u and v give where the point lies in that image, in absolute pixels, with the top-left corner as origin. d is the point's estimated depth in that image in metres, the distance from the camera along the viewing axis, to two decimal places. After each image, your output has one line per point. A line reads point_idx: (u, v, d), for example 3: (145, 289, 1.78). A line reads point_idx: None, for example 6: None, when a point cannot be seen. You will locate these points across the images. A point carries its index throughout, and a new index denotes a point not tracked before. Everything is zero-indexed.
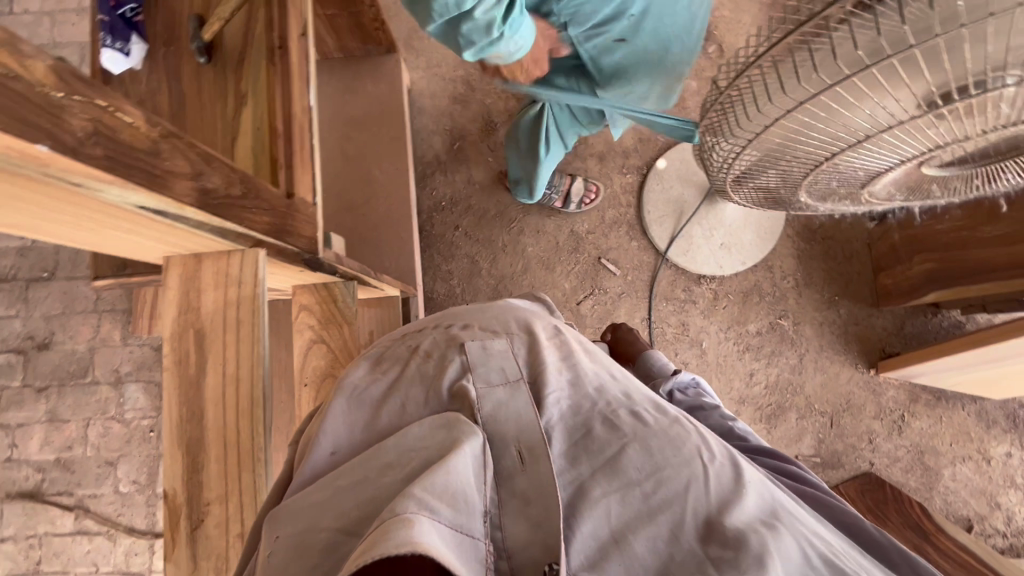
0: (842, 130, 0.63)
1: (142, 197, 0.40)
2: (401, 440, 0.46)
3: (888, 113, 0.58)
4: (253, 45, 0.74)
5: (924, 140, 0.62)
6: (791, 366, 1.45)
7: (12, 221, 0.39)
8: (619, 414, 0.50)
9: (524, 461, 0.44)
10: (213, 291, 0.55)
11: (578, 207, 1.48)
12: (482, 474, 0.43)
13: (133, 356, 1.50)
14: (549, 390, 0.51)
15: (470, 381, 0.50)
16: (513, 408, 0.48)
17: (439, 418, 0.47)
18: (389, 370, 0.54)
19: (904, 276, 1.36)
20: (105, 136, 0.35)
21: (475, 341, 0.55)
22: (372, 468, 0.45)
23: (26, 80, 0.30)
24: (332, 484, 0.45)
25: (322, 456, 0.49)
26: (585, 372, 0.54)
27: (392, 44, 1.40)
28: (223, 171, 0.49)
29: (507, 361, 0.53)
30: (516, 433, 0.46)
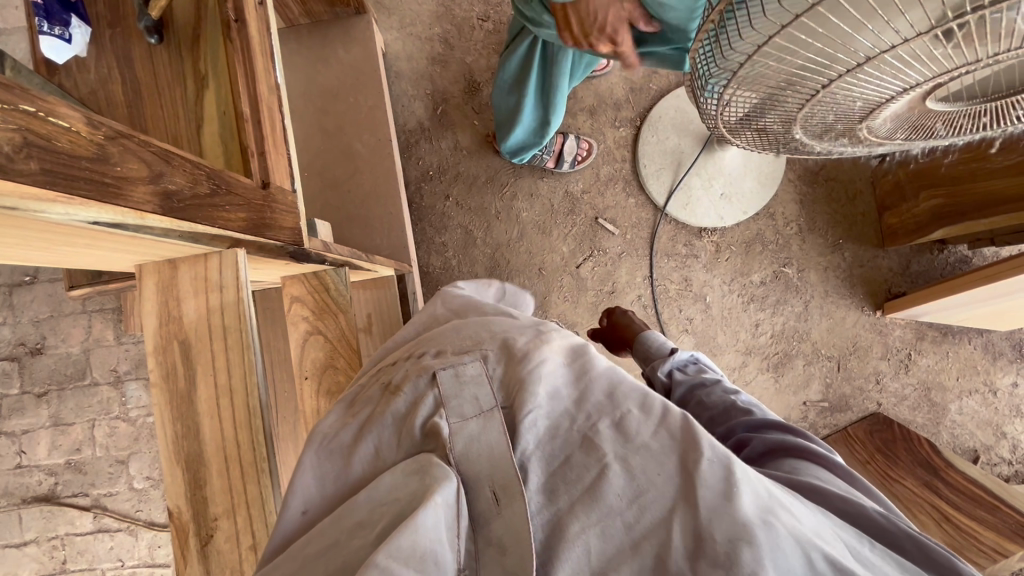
0: (841, 50, 0.54)
1: (88, 210, 0.35)
2: (373, 491, 0.41)
3: (894, 31, 0.50)
4: (208, 18, 0.68)
5: (931, 63, 0.53)
6: (797, 313, 1.44)
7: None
8: (599, 428, 0.43)
9: (499, 502, 0.39)
10: (195, 298, 0.51)
11: (572, 166, 1.43)
12: (455, 526, 0.38)
13: (130, 354, 1.47)
14: (527, 413, 0.43)
15: (444, 418, 0.43)
16: (488, 439, 0.42)
17: (412, 464, 0.42)
18: (362, 410, 0.48)
19: (908, 214, 1.33)
20: (39, 145, 0.31)
21: (446, 366, 0.47)
22: (342, 528, 0.40)
23: None
24: (301, 553, 0.40)
25: (293, 517, 0.44)
26: (563, 378, 0.46)
27: (361, 4, 1.30)
28: (186, 169, 0.44)
29: (483, 387, 0.45)
30: (489, 474, 0.40)
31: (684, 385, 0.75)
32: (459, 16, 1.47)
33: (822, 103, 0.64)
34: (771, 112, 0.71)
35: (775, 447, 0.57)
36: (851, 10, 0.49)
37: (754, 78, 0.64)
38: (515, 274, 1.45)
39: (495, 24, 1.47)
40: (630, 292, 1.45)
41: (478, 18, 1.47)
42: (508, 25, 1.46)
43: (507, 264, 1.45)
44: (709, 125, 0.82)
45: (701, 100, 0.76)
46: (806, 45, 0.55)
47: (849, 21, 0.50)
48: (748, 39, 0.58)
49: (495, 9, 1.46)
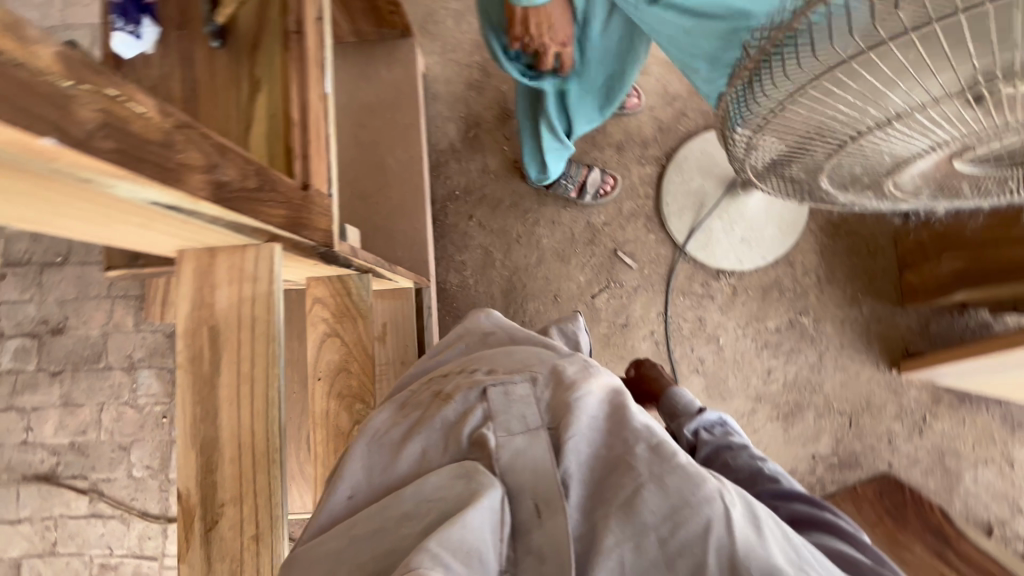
0: (872, 105, 0.56)
1: (150, 190, 0.38)
2: (419, 488, 0.42)
3: (925, 91, 0.51)
4: (268, 29, 0.72)
5: (959, 125, 0.54)
6: (810, 364, 1.42)
7: (23, 216, 0.37)
8: (636, 450, 0.42)
9: (541, 514, 0.40)
10: (228, 287, 0.53)
11: (593, 198, 1.45)
12: (498, 531, 0.39)
13: (146, 342, 1.50)
14: (570, 435, 0.43)
15: (491, 430, 0.44)
16: (532, 456, 0.43)
17: (456, 468, 0.42)
18: (412, 413, 0.48)
19: (930, 274, 1.33)
20: (116, 126, 0.33)
21: (496, 384, 0.47)
22: (388, 517, 0.41)
23: (32, 68, 0.28)
24: (347, 532, 0.41)
25: (339, 502, 0.44)
26: (602, 404, 0.46)
27: (407, 28, 1.36)
28: (239, 164, 0.47)
29: (530, 407, 0.46)
30: (532, 485, 0.41)
31: (705, 450, 0.71)
32: None
33: (850, 154, 0.65)
34: (800, 160, 0.73)
35: (801, 519, 0.56)
36: (883, 68, 0.51)
37: (786, 125, 0.66)
38: (530, 298, 1.46)
39: None
40: (643, 327, 1.45)
41: None
42: None
43: (523, 287, 1.47)
44: (737, 169, 0.84)
45: (731, 145, 0.79)
46: (840, 95, 0.57)
47: (881, 78, 0.52)
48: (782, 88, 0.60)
49: None
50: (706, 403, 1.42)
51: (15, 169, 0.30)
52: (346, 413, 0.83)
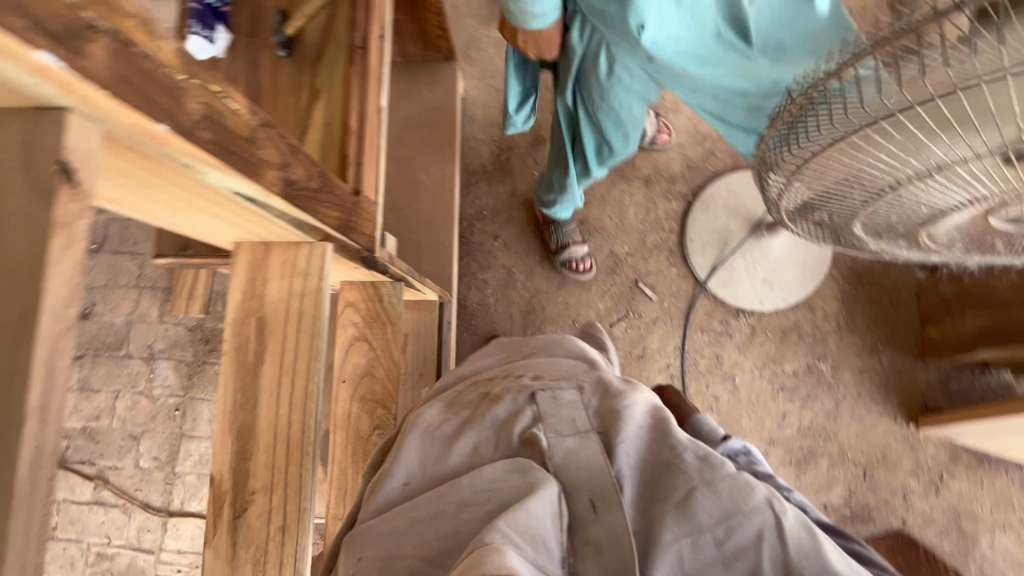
0: (912, 156, 0.57)
1: (235, 180, 0.40)
2: (475, 479, 0.47)
3: (967, 146, 0.52)
4: (332, 42, 0.76)
5: (998, 183, 0.56)
6: (826, 411, 1.41)
7: (115, 197, 0.39)
8: (685, 458, 0.47)
9: (596, 510, 0.45)
10: (280, 280, 0.55)
11: (564, 263, 1.44)
12: (557, 521, 0.44)
13: (168, 334, 1.52)
14: (621, 440, 0.48)
15: (541, 431, 0.50)
16: (586, 454, 0.48)
17: (511, 462, 0.47)
18: (463, 411, 0.54)
19: (953, 330, 1.32)
20: (214, 119, 0.36)
21: (545, 389, 0.53)
22: (449, 502, 0.46)
23: (157, 60, 0.30)
24: (409, 514, 0.47)
25: (395, 486, 0.50)
26: (650, 416, 0.51)
27: (451, 52, 1.41)
28: (305, 164, 0.50)
29: (578, 412, 0.51)
30: (587, 483, 0.46)
31: None
32: None
33: (887, 202, 0.67)
34: (832, 204, 0.75)
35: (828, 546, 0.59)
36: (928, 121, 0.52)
37: (822, 171, 0.68)
38: (548, 321, 1.47)
39: None
40: (658, 360, 1.45)
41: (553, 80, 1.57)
42: None
43: (543, 311, 1.48)
44: (769, 210, 0.86)
45: (765, 183, 0.81)
46: (880, 148, 0.59)
47: (924, 130, 0.53)
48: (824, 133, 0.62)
49: None
50: None
51: (130, 151, 0.32)
52: (366, 416, 0.84)
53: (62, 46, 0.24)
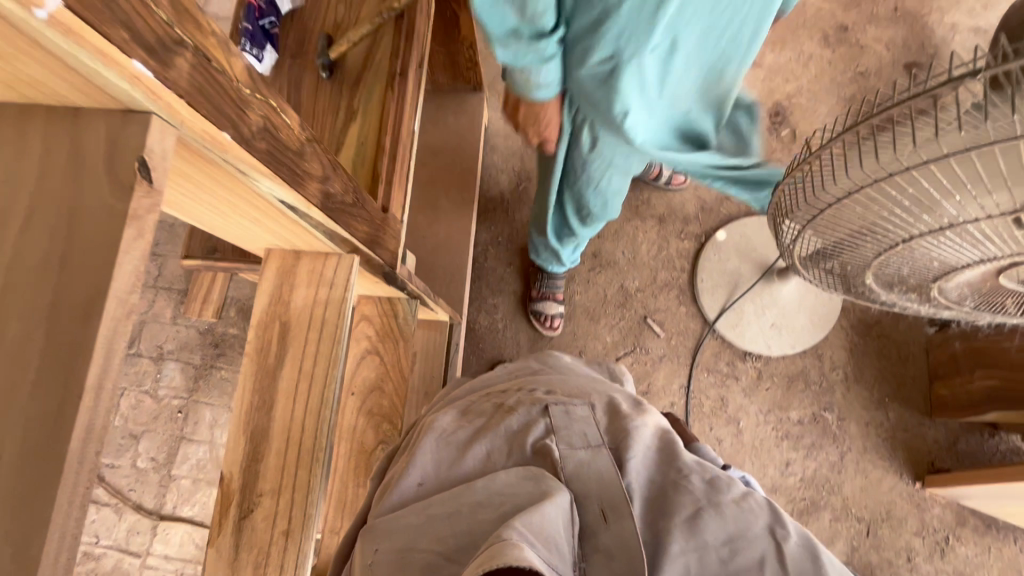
0: (926, 213, 0.59)
1: (283, 190, 0.42)
2: (490, 482, 0.49)
3: (980, 206, 0.54)
4: (373, 68, 0.80)
5: (1009, 241, 0.57)
6: (831, 462, 1.39)
7: (171, 199, 0.41)
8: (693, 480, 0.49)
9: (607, 518, 0.46)
10: (306, 288, 0.57)
11: (536, 313, 1.45)
12: (569, 526, 0.45)
13: (179, 336, 1.54)
14: (630, 454, 0.51)
15: (553, 441, 0.52)
16: (597, 466, 0.49)
17: (524, 470, 0.49)
18: (475, 420, 0.58)
19: (962, 388, 1.31)
20: (271, 132, 0.38)
21: (558, 404, 0.56)
22: (463, 503, 0.47)
23: (229, 75, 0.33)
24: (425, 511, 0.48)
25: (410, 486, 0.52)
26: (658, 438, 0.54)
27: (480, 84, 1.47)
28: (343, 179, 0.53)
29: (589, 427, 0.53)
30: (599, 494, 0.47)
31: None
32: None
33: (898, 255, 0.69)
34: (844, 254, 0.76)
35: None
36: (941, 180, 0.54)
37: (837, 221, 0.70)
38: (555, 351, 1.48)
39: None
40: (663, 397, 1.45)
41: None
42: None
43: (550, 339, 1.49)
44: (782, 255, 0.87)
45: (779, 229, 0.83)
46: (891, 203, 0.60)
47: (938, 187, 0.55)
48: (840, 185, 0.64)
49: None
50: None
51: (197, 156, 0.34)
52: (372, 430, 0.85)
53: (154, 57, 0.26)
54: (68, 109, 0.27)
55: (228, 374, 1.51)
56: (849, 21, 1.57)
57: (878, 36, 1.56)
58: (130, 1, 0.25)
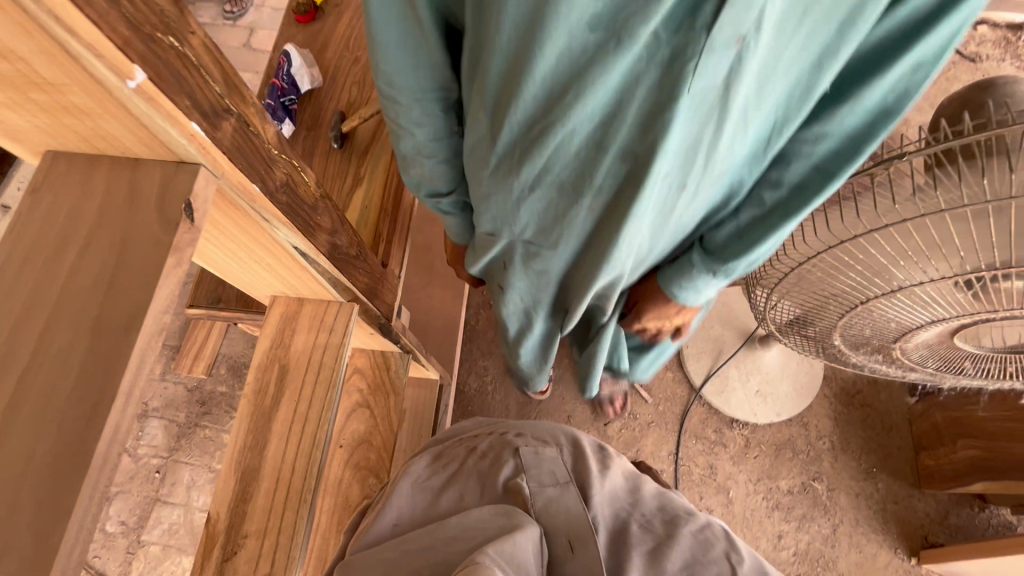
0: (878, 278, 0.65)
1: (297, 238, 0.47)
2: (463, 518, 0.53)
3: (922, 271, 0.60)
4: (380, 141, 0.88)
5: (953, 304, 0.63)
6: (824, 536, 1.36)
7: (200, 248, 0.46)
8: (654, 521, 0.58)
9: (574, 549, 0.51)
10: (306, 333, 0.61)
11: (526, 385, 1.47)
12: (538, 558, 0.50)
13: (166, 392, 1.52)
14: (595, 491, 0.59)
15: (524, 481, 0.58)
16: (564, 503, 0.56)
17: (497, 507, 0.54)
18: (449, 465, 0.63)
19: (946, 458, 1.31)
20: (292, 188, 0.44)
21: (528, 446, 0.63)
22: (437, 537, 0.51)
23: (263, 138, 0.39)
24: (401, 546, 0.51)
25: (385, 525, 0.55)
26: (620, 484, 0.63)
27: None
28: (348, 234, 0.58)
29: (556, 467, 0.61)
30: (566, 528, 0.53)
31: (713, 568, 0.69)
32: None
33: (859, 317, 0.74)
34: (811, 317, 0.82)
35: None
36: (886, 248, 0.60)
37: (802, 285, 0.75)
38: (544, 415, 1.48)
39: None
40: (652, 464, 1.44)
41: None
42: None
43: (539, 403, 1.50)
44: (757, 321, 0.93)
45: (753, 296, 0.89)
46: (844, 269, 0.67)
47: (885, 254, 0.61)
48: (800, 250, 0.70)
49: None
50: None
51: (230, 205, 0.40)
52: (358, 484, 0.85)
53: (206, 119, 0.32)
54: (129, 159, 0.33)
55: (211, 433, 1.48)
56: None
57: None
58: (194, 77, 0.31)
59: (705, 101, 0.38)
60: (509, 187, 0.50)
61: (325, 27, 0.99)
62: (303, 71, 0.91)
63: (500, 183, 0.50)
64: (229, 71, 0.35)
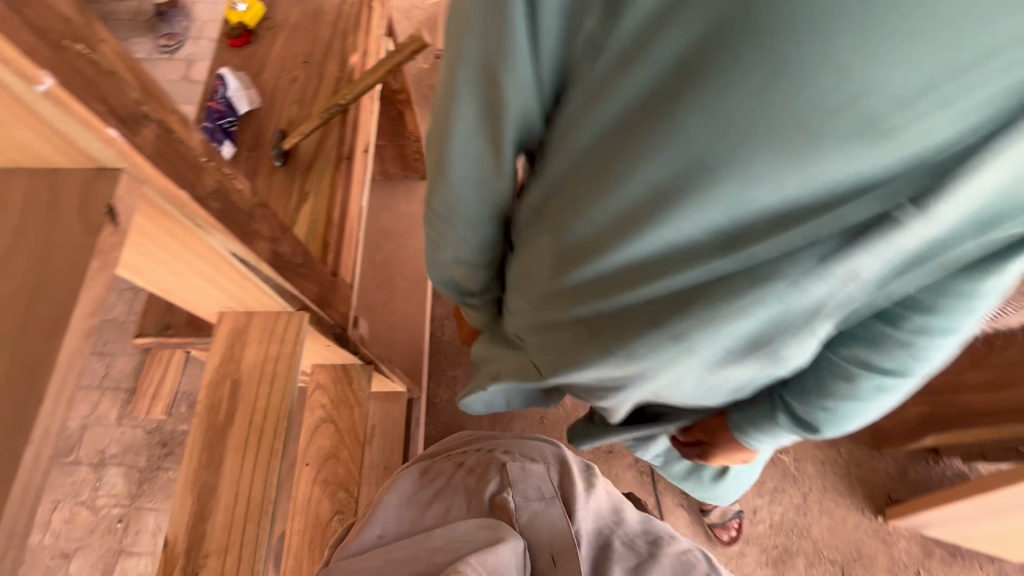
0: None
1: (233, 243, 0.47)
2: (448, 531, 0.55)
3: None
4: (323, 155, 0.89)
5: None
6: (796, 505, 1.41)
7: (130, 259, 0.46)
8: (638, 542, 0.61)
9: (556, 563, 0.53)
10: (257, 345, 0.60)
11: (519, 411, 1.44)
12: (521, 567, 0.52)
13: (123, 437, 1.45)
14: (580, 509, 0.62)
15: (510, 496, 0.60)
16: (549, 518, 0.57)
17: (482, 520, 0.56)
18: (435, 481, 0.65)
19: (899, 417, 1.39)
20: (224, 194, 0.45)
21: (515, 461, 0.65)
22: (421, 548, 0.53)
23: (188, 145, 0.40)
24: (384, 555, 0.53)
25: (372, 536, 0.57)
26: (606, 503, 0.66)
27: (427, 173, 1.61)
28: (291, 242, 0.59)
29: (543, 482, 0.63)
30: (549, 542, 0.55)
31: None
32: None
33: None
34: None
35: None
36: None
37: None
38: (517, 418, 1.50)
39: None
40: (627, 455, 1.47)
41: None
42: None
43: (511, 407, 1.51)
44: None
45: None
46: None
47: None
48: None
49: None
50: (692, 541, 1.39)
51: (156, 211, 0.39)
52: (328, 500, 0.83)
53: (125, 124, 0.33)
54: (47, 170, 0.33)
55: (175, 474, 1.41)
56: None
57: None
58: (108, 84, 0.32)
59: (788, 320, 0.39)
60: (552, 315, 0.51)
61: (260, 49, 1.00)
62: (240, 93, 0.93)
63: (544, 310, 0.52)
64: (145, 80, 0.35)
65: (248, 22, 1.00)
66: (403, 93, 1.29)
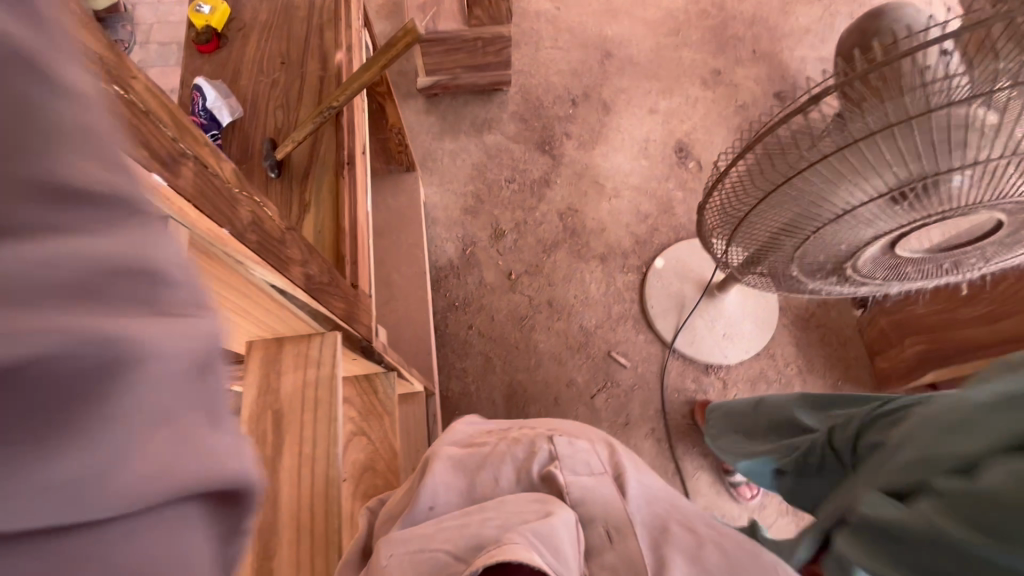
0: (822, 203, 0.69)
1: (274, 276, 0.44)
2: (501, 504, 0.63)
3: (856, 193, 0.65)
4: (320, 161, 0.85)
5: (893, 218, 0.68)
6: None
7: None
8: (696, 526, 0.70)
9: (611, 539, 0.64)
10: (293, 373, 0.58)
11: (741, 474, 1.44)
12: (575, 537, 0.62)
13: None
14: (631, 486, 0.71)
15: (557, 469, 0.70)
16: (598, 492, 0.68)
17: (532, 495, 0.65)
18: (480, 449, 0.75)
19: (898, 358, 1.43)
20: (259, 226, 0.42)
21: (563, 436, 0.75)
22: (472, 517, 0.61)
23: (221, 178, 0.37)
24: (437, 525, 0.61)
25: (423, 508, 0.67)
26: (656, 489, 0.75)
27: (411, 164, 1.57)
28: (317, 261, 0.56)
29: (589, 457, 0.73)
30: (602, 516, 0.66)
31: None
32: (490, 178, 1.75)
33: (816, 244, 0.78)
34: (764, 247, 0.86)
35: None
36: (839, 168, 0.63)
37: (768, 213, 0.77)
38: (532, 402, 1.51)
39: (520, 185, 1.74)
40: (643, 425, 1.50)
41: (505, 180, 1.74)
42: (531, 187, 1.73)
43: (524, 392, 1.52)
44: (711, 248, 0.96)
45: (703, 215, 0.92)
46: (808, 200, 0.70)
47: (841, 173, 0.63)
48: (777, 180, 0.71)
49: (521, 174, 1.74)
50: (714, 499, 1.45)
51: (203, 256, 0.37)
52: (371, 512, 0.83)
53: (165, 167, 0.30)
54: None
55: None
56: (719, 65, 1.88)
57: (746, 74, 1.87)
58: (144, 124, 0.29)
59: None
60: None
61: (233, 52, 0.94)
62: (220, 103, 0.87)
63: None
64: (176, 113, 0.32)
65: (215, 24, 0.94)
66: (383, 85, 1.24)
